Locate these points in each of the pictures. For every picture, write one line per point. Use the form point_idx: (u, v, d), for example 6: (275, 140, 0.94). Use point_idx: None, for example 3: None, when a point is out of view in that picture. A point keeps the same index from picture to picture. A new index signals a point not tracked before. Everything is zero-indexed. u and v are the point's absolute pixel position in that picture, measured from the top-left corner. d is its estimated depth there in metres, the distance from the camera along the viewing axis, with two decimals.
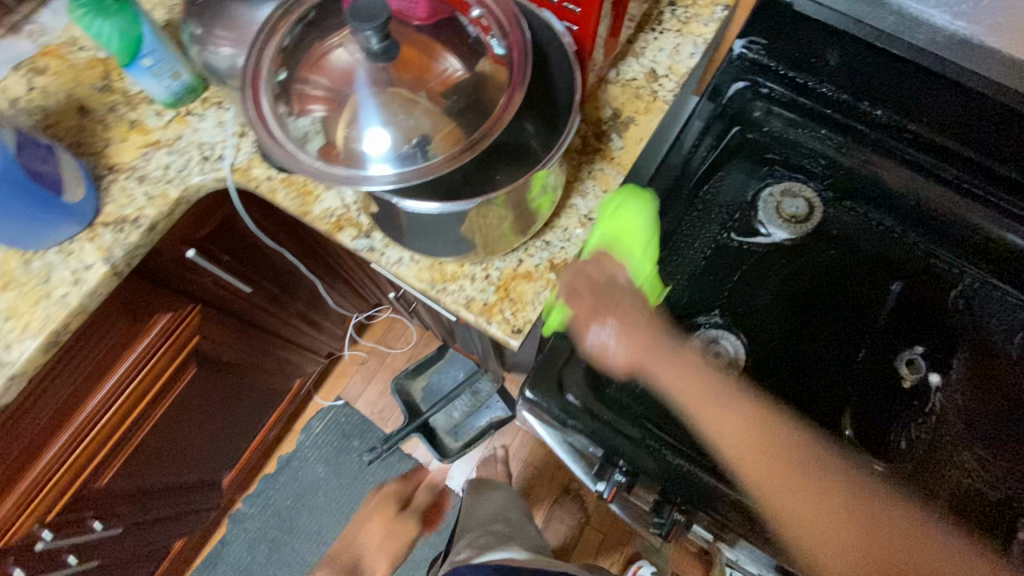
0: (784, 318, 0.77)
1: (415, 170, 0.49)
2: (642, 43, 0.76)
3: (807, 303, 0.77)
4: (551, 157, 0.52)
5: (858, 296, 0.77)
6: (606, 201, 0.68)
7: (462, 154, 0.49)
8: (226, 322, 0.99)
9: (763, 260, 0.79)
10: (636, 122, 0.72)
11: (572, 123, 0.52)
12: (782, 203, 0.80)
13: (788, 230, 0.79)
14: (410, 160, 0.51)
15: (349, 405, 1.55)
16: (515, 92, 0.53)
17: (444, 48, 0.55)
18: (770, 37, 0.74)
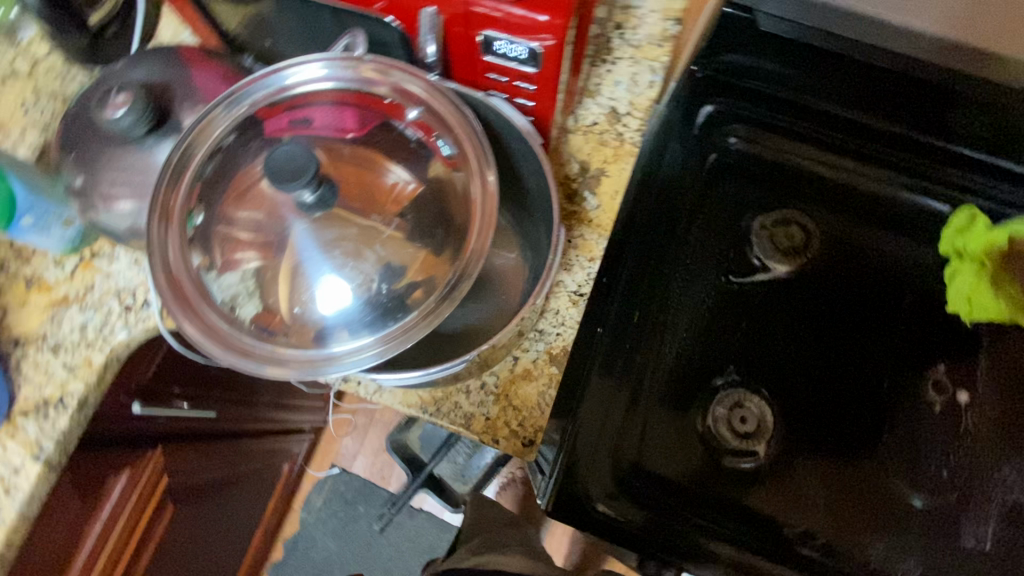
0: (800, 338, 0.73)
1: (388, 336, 0.42)
2: (595, 79, 0.69)
3: (814, 338, 0.73)
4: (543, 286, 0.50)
5: (844, 319, 0.74)
6: (594, 271, 0.61)
7: (441, 308, 0.42)
8: (193, 447, 0.88)
9: (766, 301, 0.74)
10: (607, 173, 0.65)
11: (558, 239, 0.49)
12: (776, 235, 0.77)
13: (788, 263, 0.76)
14: (377, 322, 0.43)
15: (346, 471, 1.47)
16: (487, 208, 0.44)
17: (386, 158, 0.47)
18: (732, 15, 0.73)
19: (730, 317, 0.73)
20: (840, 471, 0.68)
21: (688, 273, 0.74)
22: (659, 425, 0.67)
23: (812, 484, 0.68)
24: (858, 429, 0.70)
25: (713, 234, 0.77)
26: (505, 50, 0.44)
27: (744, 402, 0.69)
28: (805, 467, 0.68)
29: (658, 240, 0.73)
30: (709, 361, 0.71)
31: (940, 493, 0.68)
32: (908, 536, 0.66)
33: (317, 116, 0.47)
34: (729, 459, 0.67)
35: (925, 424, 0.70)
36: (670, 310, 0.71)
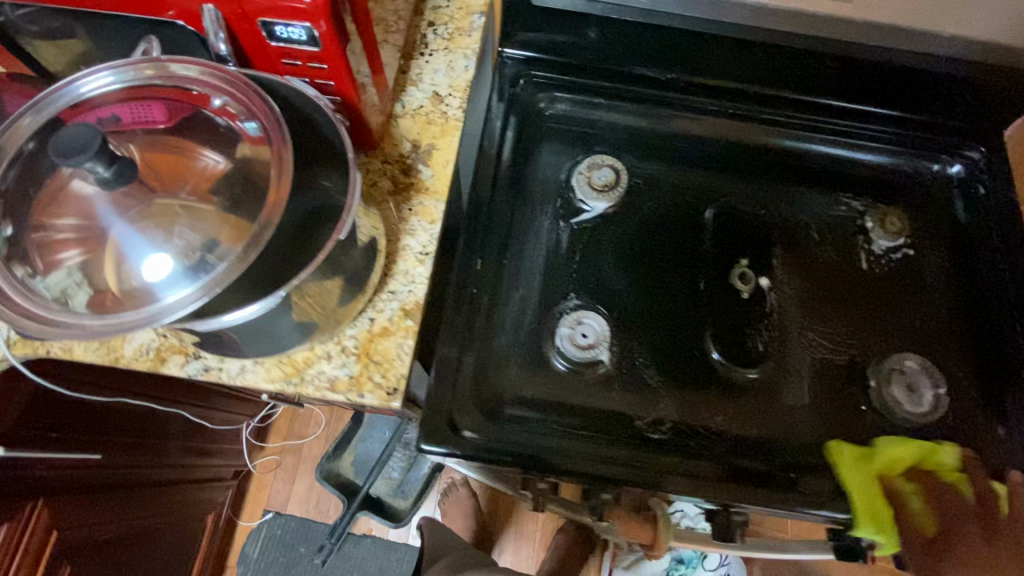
0: (650, 235, 0.74)
1: (209, 278, 0.45)
2: (415, 70, 0.76)
3: (675, 242, 0.73)
4: (344, 222, 0.49)
5: (648, 251, 0.73)
6: (436, 231, 0.67)
7: (257, 236, 0.46)
8: (86, 500, 0.85)
9: (596, 235, 0.74)
10: (437, 146, 0.72)
11: (354, 179, 0.51)
12: (589, 176, 0.74)
13: (605, 199, 0.74)
14: (197, 271, 0.46)
15: (280, 514, 1.42)
16: (282, 158, 0.48)
17: (199, 144, 0.51)
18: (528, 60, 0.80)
19: (593, 234, 0.74)
20: (755, 396, 0.67)
21: (531, 221, 0.73)
22: (500, 375, 0.65)
23: (612, 446, 0.63)
24: (683, 350, 0.68)
25: (558, 171, 0.77)
26: (285, 33, 0.51)
27: (585, 319, 0.68)
28: (607, 394, 0.66)
29: (506, 181, 0.74)
30: (583, 280, 0.71)
31: (763, 364, 0.68)
32: (869, 442, 0.65)
33: (127, 113, 0.51)
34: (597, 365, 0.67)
35: (720, 320, 0.69)
36: (522, 236, 0.72)
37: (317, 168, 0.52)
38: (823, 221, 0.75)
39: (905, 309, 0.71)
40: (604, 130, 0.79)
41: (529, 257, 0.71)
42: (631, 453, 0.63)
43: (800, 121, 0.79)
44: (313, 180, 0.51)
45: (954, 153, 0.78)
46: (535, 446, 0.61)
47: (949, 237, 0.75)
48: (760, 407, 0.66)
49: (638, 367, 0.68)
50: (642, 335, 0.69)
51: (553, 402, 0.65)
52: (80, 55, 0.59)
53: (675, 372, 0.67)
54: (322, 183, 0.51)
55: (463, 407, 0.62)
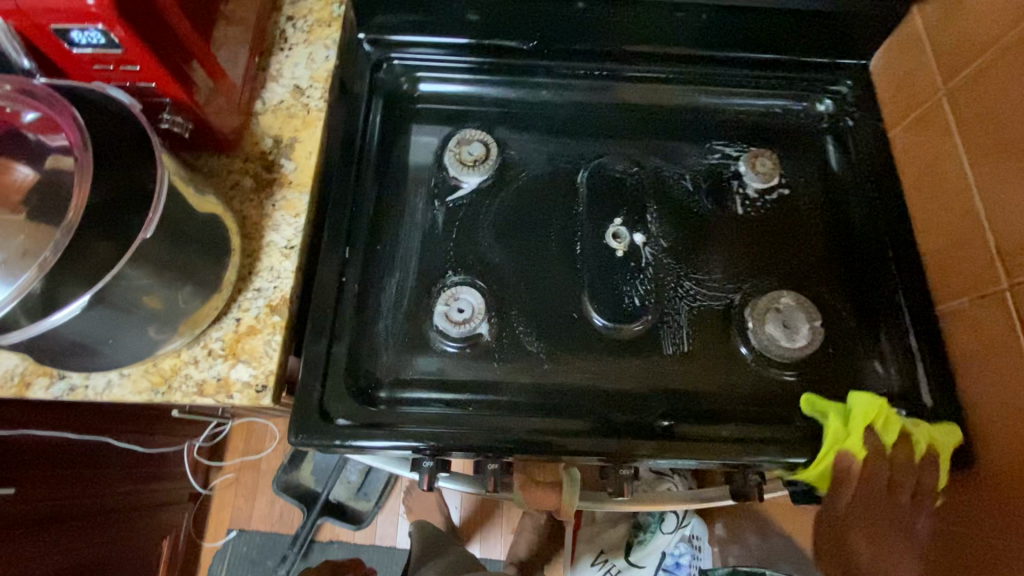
0: (526, 205, 0.74)
1: (23, 280, 0.45)
2: (275, 65, 0.75)
3: (548, 209, 0.74)
4: (152, 219, 0.50)
5: (523, 221, 0.73)
6: (301, 225, 0.67)
7: (62, 240, 0.46)
8: (8, 535, 0.83)
9: (472, 212, 0.74)
10: (299, 140, 0.71)
11: (162, 175, 0.51)
12: (457, 153, 0.74)
13: (477, 173, 0.73)
14: (12, 274, 0.45)
15: (244, 531, 1.42)
16: (85, 164, 0.48)
17: (11, 159, 0.50)
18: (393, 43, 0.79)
19: (469, 210, 0.74)
20: (637, 350, 0.66)
21: (404, 206, 0.73)
22: (374, 360, 0.65)
23: (494, 415, 0.62)
24: (560, 313, 0.69)
25: (432, 153, 0.77)
26: (85, 39, 0.51)
27: (461, 294, 0.67)
28: (488, 365, 0.66)
29: (375, 169, 0.75)
30: (459, 256, 0.71)
31: (644, 317, 0.67)
32: (749, 383, 0.65)
33: None
34: (478, 330, 0.66)
35: (597, 280, 0.69)
36: (396, 221, 0.72)
37: (135, 167, 0.51)
38: (697, 171, 0.76)
39: (779, 248, 0.72)
40: (474, 106, 0.80)
41: (405, 242, 0.71)
42: (513, 419, 0.62)
43: (667, 74, 0.79)
44: (130, 182, 0.50)
45: (822, 89, 0.78)
46: (414, 424, 0.61)
47: (823, 173, 0.76)
48: (644, 360, 0.66)
49: (518, 334, 0.68)
50: (520, 304, 0.69)
51: (434, 379, 0.65)
52: None
53: (557, 335, 0.67)
54: (142, 183, 0.50)
55: (338, 396, 0.62)
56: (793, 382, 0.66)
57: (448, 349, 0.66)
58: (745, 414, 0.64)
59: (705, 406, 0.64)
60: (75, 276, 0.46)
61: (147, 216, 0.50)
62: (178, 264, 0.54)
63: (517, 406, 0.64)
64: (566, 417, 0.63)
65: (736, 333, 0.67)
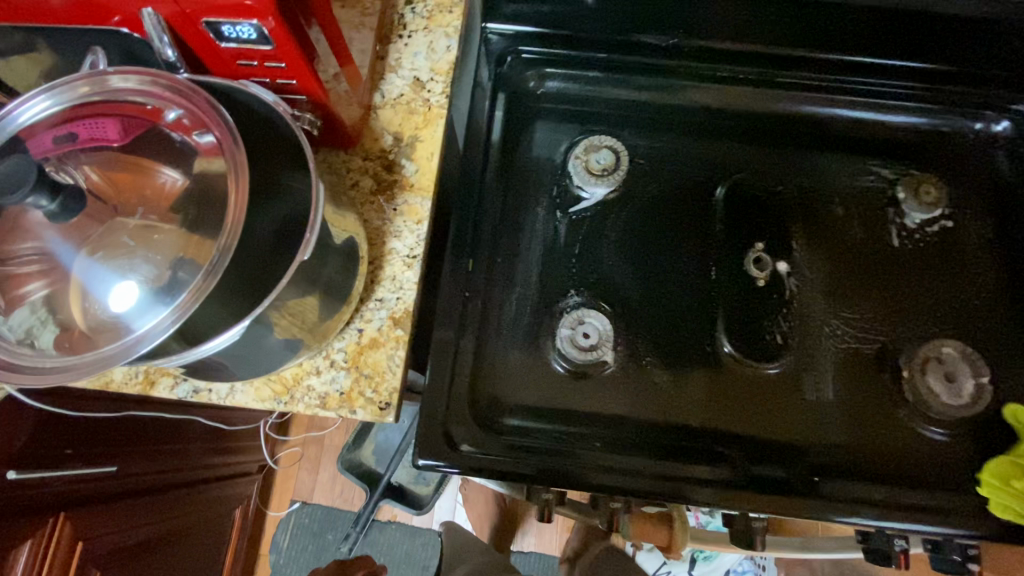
0: (655, 221, 0.69)
1: (182, 299, 0.42)
2: (393, 54, 0.70)
3: (679, 227, 0.69)
4: (308, 240, 0.47)
5: (653, 239, 0.68)
6: (423, 232, 0.64)
7: (219, 261, 0.42)
8: (108, 508, 0.86)
9: (596, 226, 0.69)
10: (420, 138, 0.67)
11: (317, 192, 0.48)
12: (585, 160, 0.69)
13: (604, 184, 0.68)
14: (169, 292, 0.43)
15: (307, 504, 1.45)
16: (239, 171, 0.45)
17: (157, 161, 0.48)
18: (517, 34, 0.73)
19: (593, 223, 0.69)
20: (775, 392, 0.62)
21: (524, 215, 0.69)
22: (492, 385, 0.62)
23: (619, 454, 0.59)
24: (691, 343, 0.64)
25: (553, 158, 0.72)
26: (235, 33, 0.47)
27: (587, 318, 0.64)
28: (610, 397, 0.62)
29: (496, 172, 0.70)
30: (582, 273, 0.67)
31: (784, 356, 0.63)
32: (898, 437, 0.61)
33: (84, 127, 0.47)
34: (596, 371, 0.63)
35: (735, 312, 0.64)
36: (516, 231, 0.68)
37: (284, 176, 0.47)
38: (847, 194, 0.69)
39: (939, 286, 0.65)
40: (599, 108, 0.74)
41: (525, 254, 0.67)
42: (640, 459, 0.59)
43: (818, 82, 0.71)
44: (279, 192, 0.47)
45: (998, 107, 0.69)
46: (538, 456, 0.58)
47: (992, 205, 0.68)
48: (782, 404, 0.62)
49: (646, 365, 0.63)
50: (647, 330, 0.65)
51: (556, 402, 0.62)
52: (48, 67, 0.55)
53: (687, 366, 0.63)
54: (291, 194, 0.47)
55: (460, 420, 0.59)
56: (950, 439, 0.60)
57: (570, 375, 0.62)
58: (893, 471, 0.60)
59: (847, 458, 0.60)
60: (229, 293, 0.44)
61: (297, 231, 0.47)
62: (317, 277, 0.51)
63: (643, 444, 0.60)
64: (695, 459, 0.60)
65: (886, 380, 0.62)
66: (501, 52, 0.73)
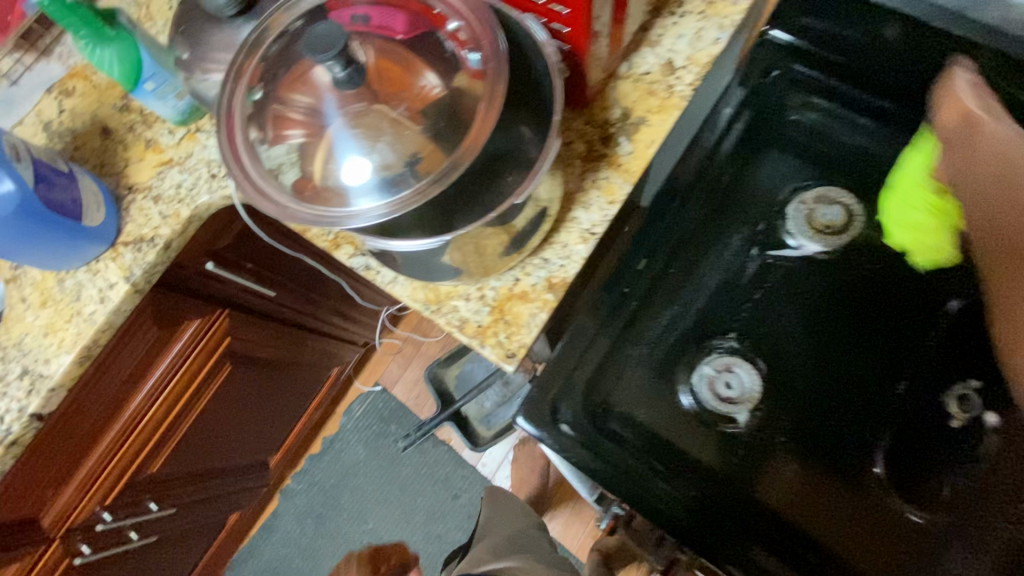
0: (859, 307, 0.69)
1: (398, 199, 0.48)
2: (658, 30, 0.68)
3: (883, 323, 0.68)
4: (524, 185, 0.49)
5: (847, 323, 0.69)
6: (612, 214, 0.62)
7: (448, 173, 0.47)
8: (254, 320, 1.01)
9: (788, 280, 0.71)
10: (648, 122, 0.65)
11: (551, 148, 0.49)
12: (816, 211, 0.71)
13: (823, 241, 0.71)
14: (392, 184, 0.49)
15: (387, 391, 1.59)
16: (495, 99, 0.48)
17: (425, 64, 0.51)
18: (800, 46, 0.69)
19: (786, 280, 0.71)
20: (915, 538, 0.61)
21: (725, 253, 0.71)
22: (623, 389, 0.65)
23: (731, 523, 0.59)
24: (843, 447, 0.65)
25: (770, 198, 0.73)
26: None
27: (735, 368, 0.68)
28: (728, 460, 0.65)
29: (716, 190, 0.71)
30: (749, 322, 0.70)
31: (940, 513, 0.61)
32: None
33: (378, 13, 0.52)
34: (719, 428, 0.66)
35: (900, 437, 0.64)
36: (702, 255, 0.71)
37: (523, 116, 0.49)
38: None
39: None
40: (837, 156, 0.73)
41: (715, 286, 0.70)
42: (748, 530, 0.60)
43: None
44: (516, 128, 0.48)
45: None
46: (650, 470, 0.61)
47: None
48: (917, 553, 0.60)
49: (775, 444, 0.66)
50: (794, 411, 0.67)
51: (678, 430, 0.66)
52: None
53: (817, 459, 0.65)
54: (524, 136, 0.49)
55: (571, 402, 0.60)
56: None
57: (702, 403, 0.67)
58: None
59: None
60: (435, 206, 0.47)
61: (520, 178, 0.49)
62: (509, 217, 0.52)
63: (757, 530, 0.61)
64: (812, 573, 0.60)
65: None
66: (773, 55, 0.70)
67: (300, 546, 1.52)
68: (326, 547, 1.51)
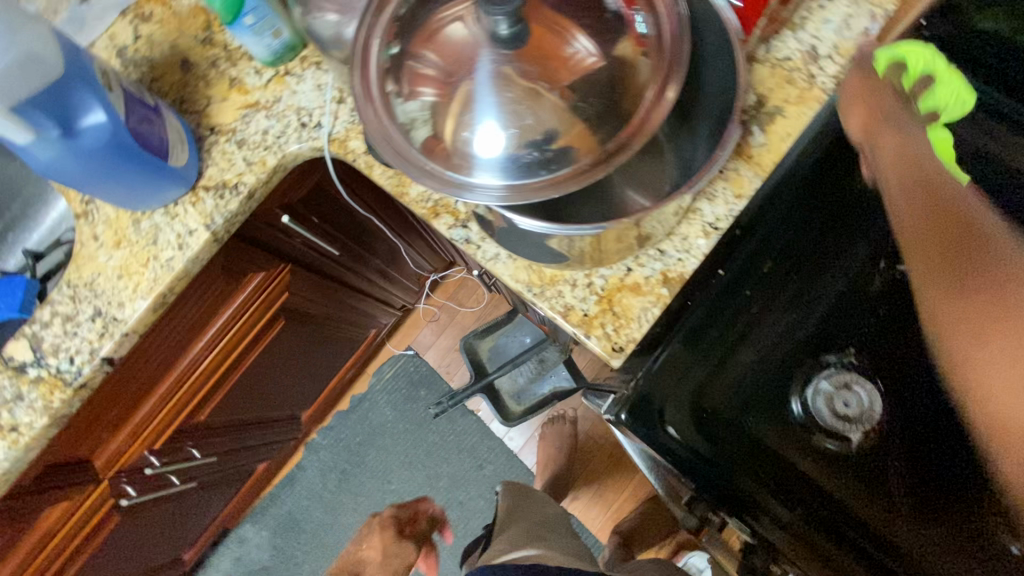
0: None
1: (545, 177, 0.47)
2: (803, 11, 0.62)
3: None
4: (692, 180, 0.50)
5: (951, 360, 0.78)
6: (738, 210, 0.58)
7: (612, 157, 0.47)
8: (311, 277, 0.98)
9: (904, 312, 0.81)
10: (785, 113, 0.60)
11: (729, 139, 0.51)
12: None
13: None
14: (538, 161, 0.48)
15: (419, 356, 1.58)
16: (670, 77, 0.48)
17: (576, 28, 0.50)
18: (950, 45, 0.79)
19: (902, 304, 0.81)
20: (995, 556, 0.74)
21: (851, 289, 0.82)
22: (731, 377, 0.78)
23: (828, 522, 0.77)
24: (938, 469, 0.78)
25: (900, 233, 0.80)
26: None
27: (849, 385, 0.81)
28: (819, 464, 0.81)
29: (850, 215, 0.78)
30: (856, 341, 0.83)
31: None
32: None
33: None
34: (818, 438, 0.82)
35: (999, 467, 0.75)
36: (825, 286, 0.82)
37: None
38: None
39: None
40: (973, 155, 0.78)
41: (834, 316, 0.82)
42: (853, 531, 0.77)
43: None
44: None
45: None
46: (769, 473, 0.77)
47: None
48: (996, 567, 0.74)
49: (880, 461, 0.80)
50: (901, 438, 0.81)
51: (795, 441, 0.81)
52: None
53: (911, 478, 0.79)
54: None
55: (673, 406, 0.72)
56: None
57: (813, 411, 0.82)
58: None
59: None
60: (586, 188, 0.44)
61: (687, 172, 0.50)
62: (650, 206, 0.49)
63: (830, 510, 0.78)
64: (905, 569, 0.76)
65: None
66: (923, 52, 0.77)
67: (321, 499, 1.53)
68: (348, 503, 1.52)
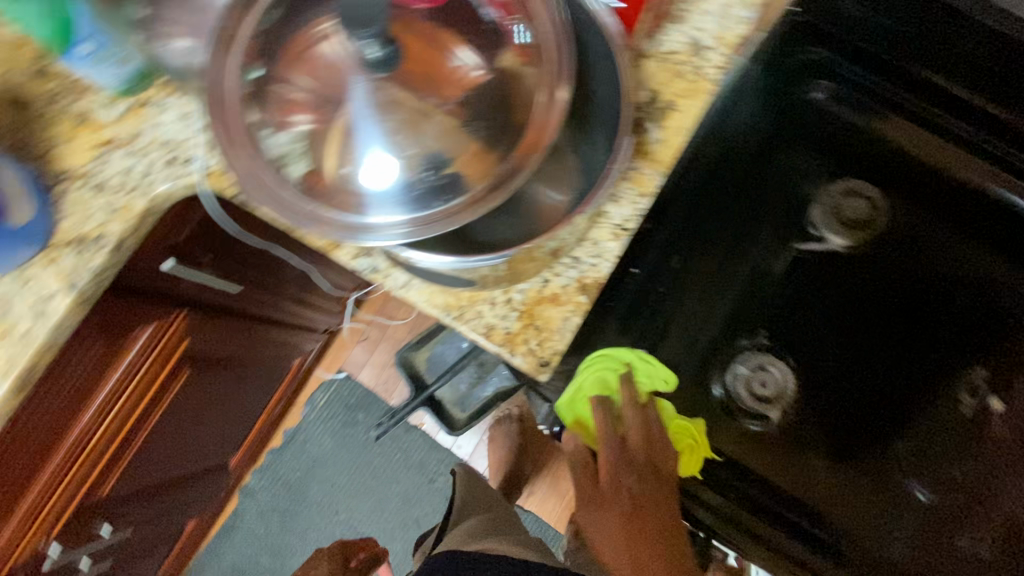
0: (829, 296, 0.93)
1: (437, 212, 0.45)
2: (683, 4, 0.63)
3: (853, 307, 0.93)
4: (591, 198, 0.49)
5: (830, 326, 0.93)
6: (643, 208, 0.59)
7: (505, 179, 0.45)
8: (215, 319, 0.89)
9: (796, 294, 0.94)
10: (677, 107, 0.60)
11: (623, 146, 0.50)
12: (841, 210, 0.94)
13: (840, 235, 0.93)
14: (430, 192, 0.46)
15: (352, 377, 1.51)
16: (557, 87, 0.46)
17: (456, 42, 0.50)
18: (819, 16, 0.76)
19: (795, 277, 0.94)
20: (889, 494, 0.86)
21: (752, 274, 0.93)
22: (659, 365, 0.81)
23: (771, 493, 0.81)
24: (848, 432, 0.90)
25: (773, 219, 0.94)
26: None
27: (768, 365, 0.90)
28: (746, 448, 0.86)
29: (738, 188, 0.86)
30: (759, 318, 0.92)
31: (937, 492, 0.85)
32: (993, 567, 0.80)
33: None
34: (744, 420, 0.88)
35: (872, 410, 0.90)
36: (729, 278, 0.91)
37: None
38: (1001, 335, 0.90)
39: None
40: (813, 127, 0.91)
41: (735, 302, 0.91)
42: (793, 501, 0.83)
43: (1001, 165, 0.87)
44: None
45: None
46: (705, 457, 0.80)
47: None
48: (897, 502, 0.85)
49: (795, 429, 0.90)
50: (811, 403, 0.91)
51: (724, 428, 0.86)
52: None
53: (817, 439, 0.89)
54: None
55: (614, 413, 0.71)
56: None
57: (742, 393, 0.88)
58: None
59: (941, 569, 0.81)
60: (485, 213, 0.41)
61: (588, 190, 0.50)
62: None
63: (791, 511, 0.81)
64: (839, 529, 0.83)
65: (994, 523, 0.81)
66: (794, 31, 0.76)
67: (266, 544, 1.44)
68: (297, 543, 1.44)
